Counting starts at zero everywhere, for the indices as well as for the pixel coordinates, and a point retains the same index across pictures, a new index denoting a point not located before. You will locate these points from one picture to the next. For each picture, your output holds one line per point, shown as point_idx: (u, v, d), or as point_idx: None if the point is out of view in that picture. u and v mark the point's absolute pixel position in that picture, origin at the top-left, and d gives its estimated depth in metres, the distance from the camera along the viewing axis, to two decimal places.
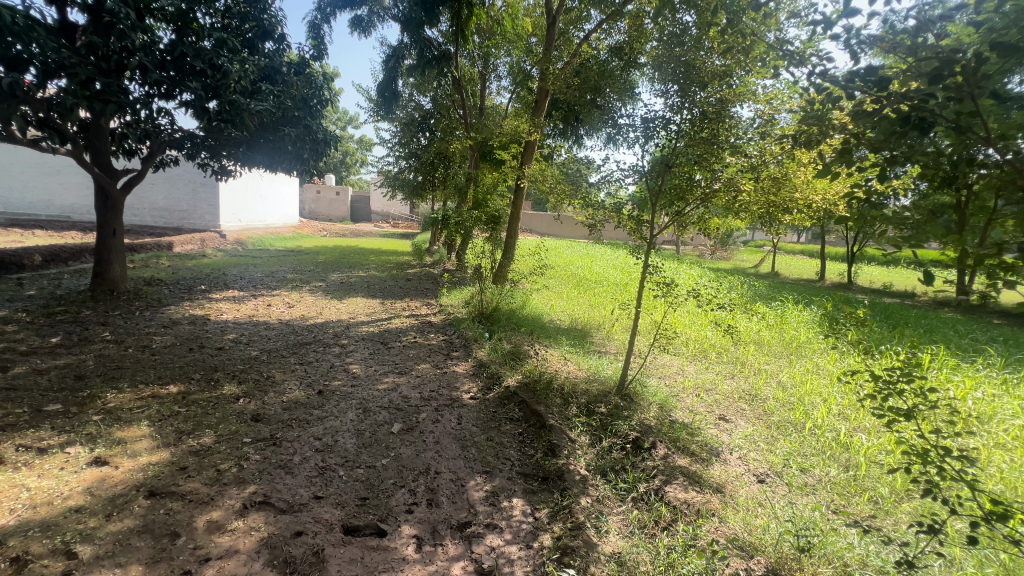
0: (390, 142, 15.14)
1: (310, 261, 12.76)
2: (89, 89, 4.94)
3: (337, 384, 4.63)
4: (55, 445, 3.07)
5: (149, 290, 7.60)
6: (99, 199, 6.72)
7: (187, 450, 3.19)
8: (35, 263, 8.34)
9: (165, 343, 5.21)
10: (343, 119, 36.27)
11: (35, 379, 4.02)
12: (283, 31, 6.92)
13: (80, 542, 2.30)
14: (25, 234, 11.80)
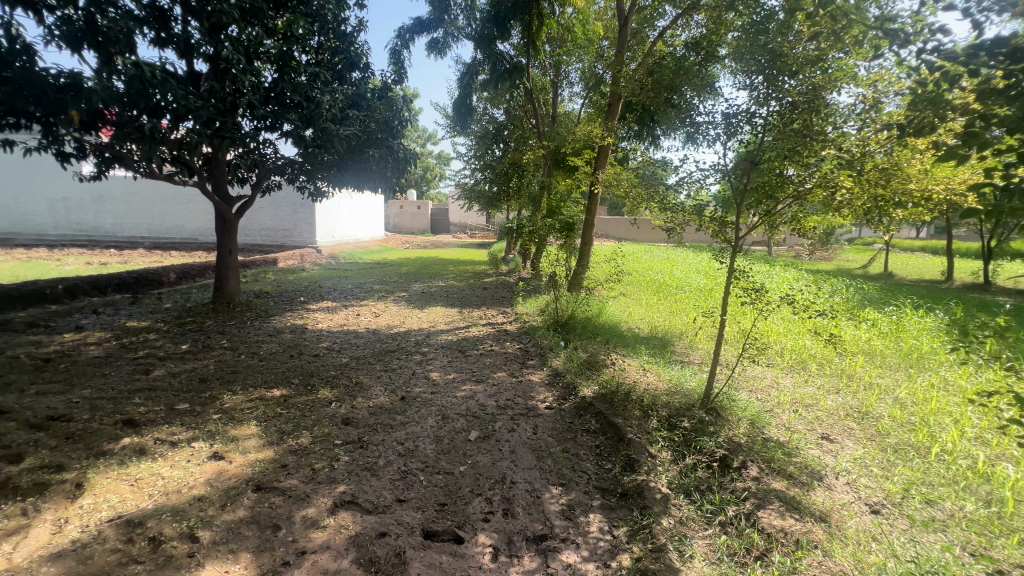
0: (466, 155, 15.67)
1: (395, 272, 13.54)
2: (210, 128, 5.67)
3: (419, 391, 4.84)
4: (183, 440, 3.52)
5: (258, 301, 8.51)
6: (218, 223, 7.66)
7: (288, 449, 3.50)
8: (170, 280, 9.68)
9: (271, 350, 5.78)
10: (423, 136, 38.28)
11: (169, 381, 4.64)
12: (367, 60, 7.47)
13: (201, 528, 2.60)
14: (164, 254, 13.77)
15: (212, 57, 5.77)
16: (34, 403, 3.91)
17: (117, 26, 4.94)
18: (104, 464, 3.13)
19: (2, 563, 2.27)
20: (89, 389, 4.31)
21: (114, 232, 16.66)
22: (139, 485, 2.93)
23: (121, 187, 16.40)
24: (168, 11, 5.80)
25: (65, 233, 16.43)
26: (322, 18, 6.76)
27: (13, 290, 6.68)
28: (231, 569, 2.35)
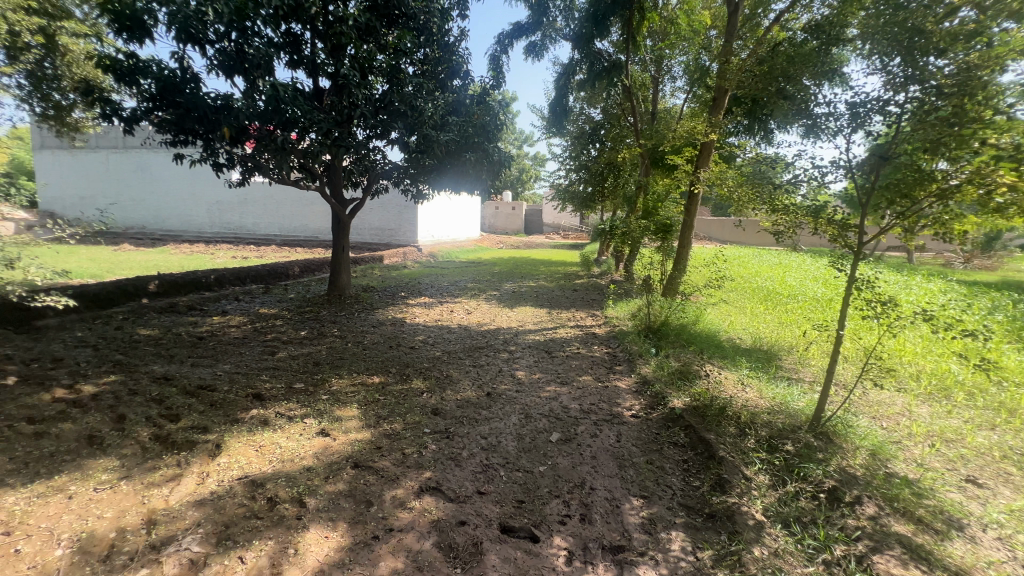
0: (562, 156, 15.67)
1: (487, 271, 13.99)
2: (330, 138, 6.34)
3: (504, 388, 4.96)
4: (298, 415, 3.98)
5: (365, 295, 9.31)
6: (334, 223, 8.52)
7: (383, 432, 3.80)
8: (295, 273, 10.98)
9: (374, 340, 6.31)
10: (520, 138, 39.01)
11: (289, 362, 5.28)
12: (468, 68, 7.80)
13: (308, 495, 2.93)
14: (291, 251, 15.65)
15: (333, 74, 6.43)
16: (189, 373, 4.69)
17: (260, 53, 5.73)
18: (236, 429, 3.65)
19: (161, 503, 2.75)
20: (229, 365, 5.05)
21: (254, 230, 19.27)
22: (262, 451, 3.38)
23: (260, 191, 18.93)
24: (299, 36, 6.59)
25: (218, 231, 19.39)
26: (428, 31, 7.19)
27: (179, 279, 8.05)
28: (330, 536, 2.62)
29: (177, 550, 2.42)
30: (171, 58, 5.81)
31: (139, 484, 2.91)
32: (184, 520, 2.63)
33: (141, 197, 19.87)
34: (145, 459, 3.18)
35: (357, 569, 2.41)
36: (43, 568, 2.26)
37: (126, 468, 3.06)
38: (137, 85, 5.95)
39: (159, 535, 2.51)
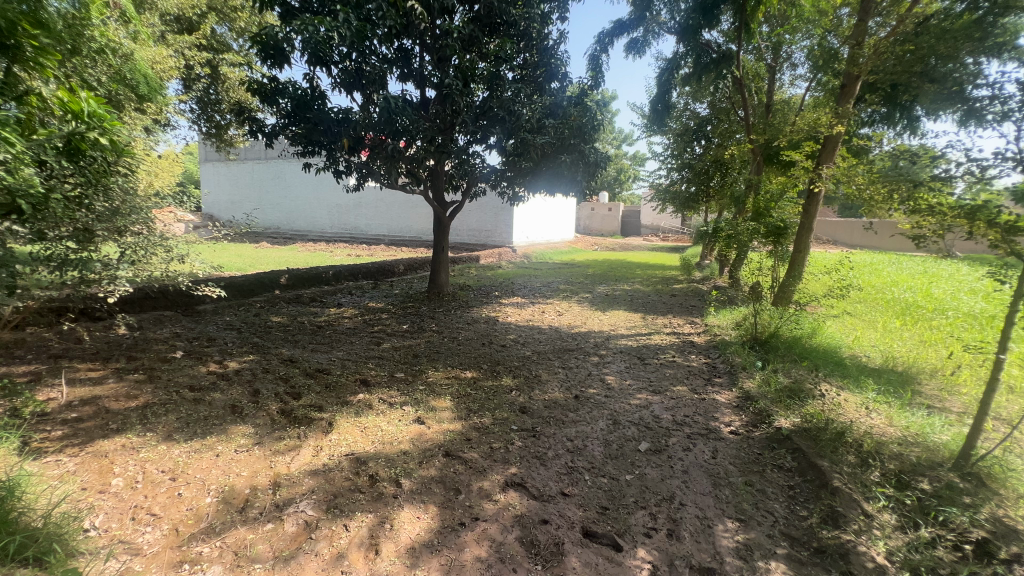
0: (663, 155, 15.00)
1: (581, 273, 13.87)
2: (434, 144, 6.76)
3: (592, 392, 4.91)
4: (398, 402, 4.31)
5: (462, 293, 9.76)
6: (435, 225, 9.06)
7: (473, 425, 3.97)
8: (400, 271, 11.85)
9: (468, 337, 6.60)
10: (619, 137, 38.07)
11: (392, 353, 5.73)
12: (566, 70, 7.80)
13: (404, 477, 3.17)
14: (398, 250, 16.92)
15: (438, 85, 6.86)
16: (309, 357, 5.31)
17: (376, 70, 6.28)
18: (346, 410, 4.06)
19: (284, 469, 3.16)
20: (342, 352, 5.62)
21: (367, 230, 21.08)
22: (367, 432, 3.72)
23: (373, 195, 20.69)
24: (410, 51, 7.11)
25: (337, 232, 21.58)
26: (528, 36, 7.34)
27: (305, 273, 9.12)
28: (422, 516, 2.81)
29: (295, 511, 2.76)
30: (304, 79, 6.61)
31: (268, 450, 3.36)
32: (301, 485, 2.99)
33: (277, 201, 22.81)
34: (273, 429, 3.66)
35: (445, 552, 2.56)
36: (196, 511, 2.72)
37: (259, 435, 3.56)
38: (277, 105, 6.86)
39: (282, 495, 2.89)
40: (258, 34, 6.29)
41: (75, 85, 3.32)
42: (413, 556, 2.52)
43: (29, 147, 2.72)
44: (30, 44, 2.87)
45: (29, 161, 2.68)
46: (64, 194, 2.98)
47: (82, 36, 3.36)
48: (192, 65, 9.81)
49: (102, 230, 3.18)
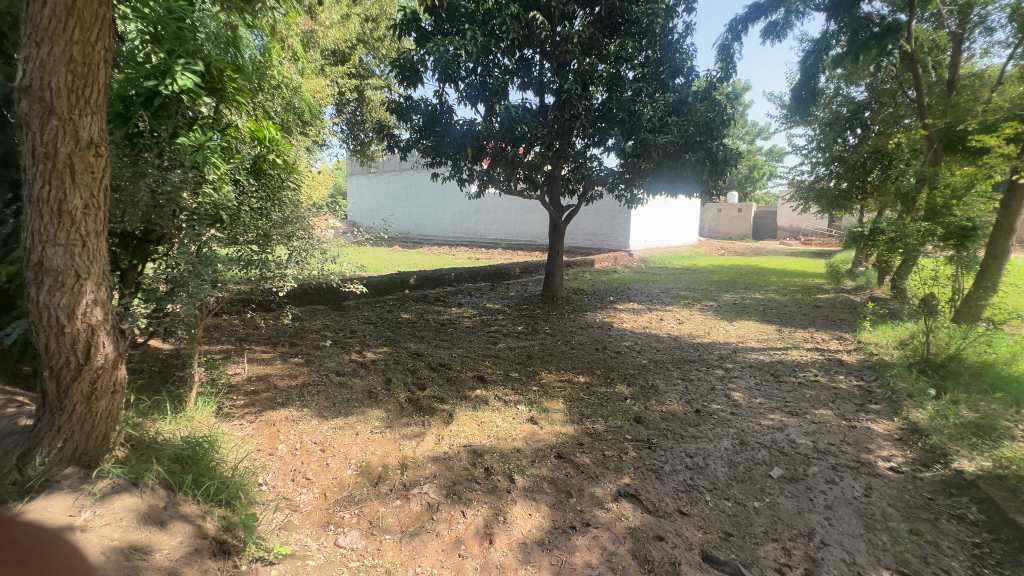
0: (806, 149, 13.31)
1: (704, 279, 12.95)
2: (551, 150, 6.89)
3: (716, 407, 4.54)
4: (513, 401, 4.45)
5: (576, 297, 9.74)
6: (551, 229, 9.19)
7: (585, 430, 3.94)
8: (516, 273, 12.23)
9: (582, 341, 6.56)
10: (752, 132, 34.76)
11: (508, 352, 5.94)
12: (693, 64, 7.32)
13: (517, 473, 3.26)
14: (514, 253, 17.47)
15: (557, 91, 6.98)
16: (433, 352, 5.74)
17: (499, 81, 6.58)
18: (465, 404, 4.31)
19: (410, 452, 3.46)
20: (462, 349, 5.98)
21: (486, 235, 22.14)
22: (483, 426, 3.91)
23: (492, 201, 21.65)
24: (530, 60, 7.32)
25: (459, 236, 22.99)
26: (651, 33, 7.06)
27: (431, 274, 9.89)
28: (533, 514, 2.87)
29: (420, 492, 3.01)
30: (434, 96, 7.19)
31: (397, 434, 3.71)
32: (425, 469, 3.25)
33: (409, 209, 25.08)
34: (402, 415, 4.04)
35: (555, 552, 2.58)
36: (340, 480, 3.12)
37: (390, 419, 3.95)
38: (410, 121, 7.56)
39: (408, 476, 3.17)
40: (397, 59, 7.01)
41: (259, 117, 4.05)
42: (525, 551, 2.58)
43: (230, 171, 3.54)
44: (231, 86, 3.63)
45: (227, 181, 3.49)
46: (251, 206, 3.67)
47: (264, 76, 4.10)
48: (344, 92, 11.30)
49: (278, 237, 3.68)
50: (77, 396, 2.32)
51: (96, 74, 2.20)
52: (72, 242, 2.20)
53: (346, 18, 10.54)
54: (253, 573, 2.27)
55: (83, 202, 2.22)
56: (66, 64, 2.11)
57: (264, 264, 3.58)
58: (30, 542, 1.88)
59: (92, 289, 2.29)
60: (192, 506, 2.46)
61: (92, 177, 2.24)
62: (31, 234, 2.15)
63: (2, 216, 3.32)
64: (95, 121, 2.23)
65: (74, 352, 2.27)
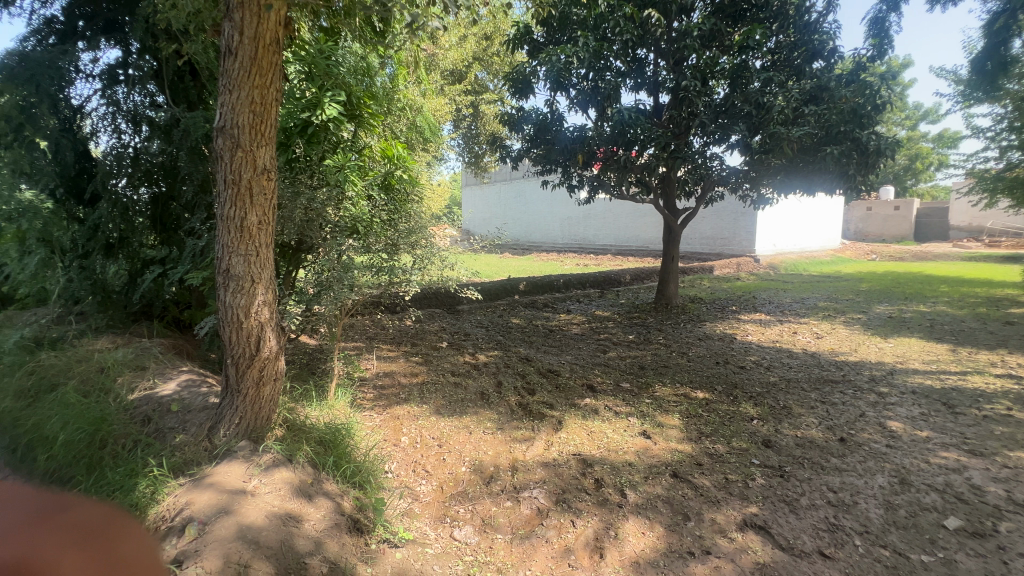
0: (993, 131, 10.92)
1: (849, 288, 11.29)
2: (667, 151, 6.60)
3: (867, 437, 3.91)
4: (624, 412, 4.30)
5: (693, 306, 9.14)
6: (666, 233, 8.77)
7: (704, 450, 3.66)
8: (626, 280, 11.87)
9: (700, 353, 6.13)
10: (914, 115, 29.57)
11: (619, 362, 5.77)
12: (836, 44, 6.43)
13: (629, 488, 3.14)
14: (624, 259, 16.97)
15: (673, 88, 6.65)
16: (543, 358, 5.80)
17: (611, 84, 6.47)
18: (574, 412, 4.27)
19: (520, 455, 3.53)
20: (571, 357, 5.94)
21: (594, 240, 21.88)
22: (593, 436, 3.83)
23: (602, 206, 21.33)
24: (644, 60, 7.09)
25: (568, 242, 23.04)
26: (783, 16, 6.45)
27: (540, 280, 10.04)
28: (646, 533, 2.74)
29: (530, 496, 3.05)
30: (545, 105, 7.32)
31: (508, 436, 3.81)
32: (535, 474, 3.28)
33: (519, 217, 25.81)
34: (512, 418, 4.14)
35: None
36: (455, 476, 3.29)
37: (501, 421, 4.07)
38: (522, 131, 7.78)
39: (519, 479, 3.23)
40: (510, 72, 7.28)
41: (390, 137, 4.46)
42: (637, 571, 2.48)
43: (365, 187, 3.98)
44: (367, 111, 4.07)
45: (363, 197, 3.94)
46: (382, 218, 4.07)
47: (391, 99, 4.37)
48: (461, 108, 12.13)
49: (404, 245, 3.94)
50: (250, 380, 2.77)
51: (270, 111, 2.61)
52: (250, 253, 2.64)
53: (463, 39, 11.25)
54: (381, 552, 2.50)
55: (258, 219, 2.65)
56: (249, 106, 2.54)
57: (393, 270, 3.89)
58: (215, 500, 2.29)
59: (262, 291, 2.71)
60: (333, 485, 2.80)
61: (265, 198, 2.66)
62: (222, 247, 2.63)
63: (200, 231, 4.09)
64: (269, 151, 2.64)
65: (249, 344, 2.71)
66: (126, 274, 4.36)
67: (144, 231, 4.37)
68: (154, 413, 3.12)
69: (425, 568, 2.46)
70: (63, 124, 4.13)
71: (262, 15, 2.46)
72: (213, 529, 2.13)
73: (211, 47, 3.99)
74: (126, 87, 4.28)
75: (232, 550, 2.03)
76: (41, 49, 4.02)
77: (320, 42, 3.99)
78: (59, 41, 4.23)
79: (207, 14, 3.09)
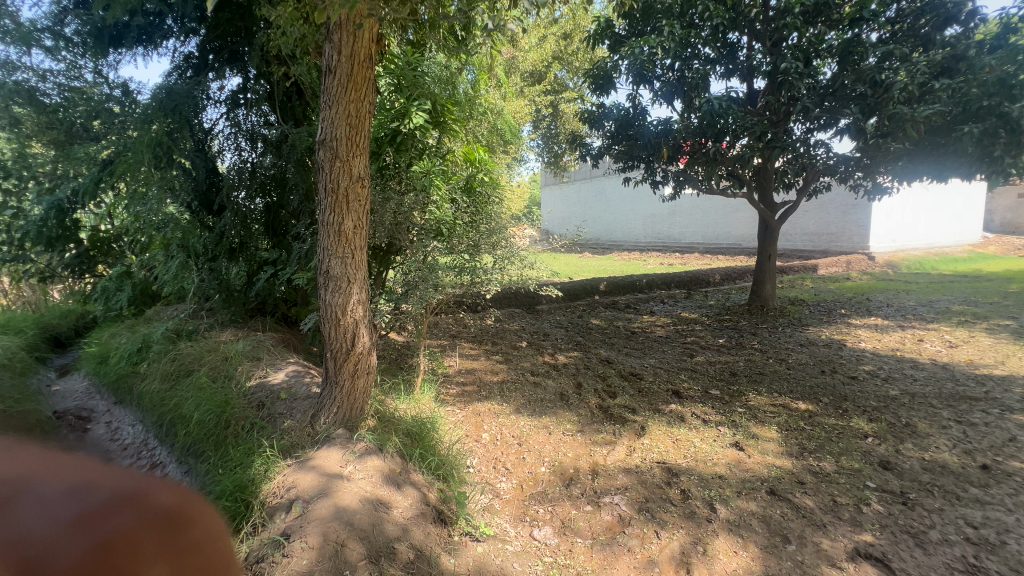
0: None
1: (993, 290, 9.64)
2: (763, 140, 6.08)
3: (1020, 466, 3.30)
4: (713, 421, 4.03)
5: (793, 308, 8.35)
6: (761, 229, 8.12)
7: (807, 467, 3.32)
8: (715, 280, 11.17)
9: (801, 361, 5.59)
10: None
11: (707, 367, 5.43)
12: (976, 5, 5.50)
13: (719, 502, 2.93)
14: (713, 259, 15.95)
15: (769, 72, 6.15)
16: (624, 361, 5.63)
17: (699, 73, 6.11)
18: (658, 418, 4.09)
19: (601, 459, 3.45)
20: (654, 360, 5.71)
21: (680, 239, 20.87)
22: (679, 444, 3.64)
23: (688, 202, 20.28)
24: (736, 44, 6.63)
25: (651, 241, 22.21)
26: None
27: (622, 280, 9.77)
28: (740, 553, 2.54)
29: (611, 502, 2.97)
30: (627, 100, 7.11)
31: (588, 439, 3.75)
32: (616, 479, 3.19)
33: (599, 216, 25.38)
34: (593, 421, 4.06)
35: None
36: (535, 475, 3.30)
37: (581, 424, 4.02)
38: (603, 128, 7.61)
39: (600, 483, 3.16)
40: (591, 69, 7.16)
41: (472, 141, 4.58)
42: None
43: (448, 190, 4.12)
44: (451, 117, 4.22)
45: (447, 200, 4.09)
46: (464, 220, 4.19)
47: (473, 105, 4.60)
48: (541, 109, 12.32)
49: (485, 246, 4.03)
50: (346, 372, 2.99)
51: (364, 122, 2.80)
52: (346, 255, 2.85)
53: (542, 40, 11.37)
54: (464, 545, 2.58)
55: (353, 224, 2.86)
56: (345, 119, 2.74)
57: (474, 271, 3.98)
58: (316, 482, 2.50)
59: (357, 290, 2.91)
60: (419, 476, 2.93)
61: (359, 204, 2.86)
62: (323, 250, 2.87)
63: (304, 235, 4.51)
64: (362, 160, 2.83)
65: (346, 339, 2.93)
66: (245, 274, 4.92)
67: (259, 236, 4.91)
68: (267, 399, 3.47)
69: (506, 565, 2.49)
70: (197, 145, 4.78)
71: (356, 33, 2.64)
72: (314, 508, 2.33)
73: (314, 68, 4.39)
74: (245, 110, 4.84)
75: (330, 529, 2.21)
76: (181, 82, 4.68)
77: (408, 55, 4.21)
78: (195, 73, 4.89)
79: (311, 38, 3.38)
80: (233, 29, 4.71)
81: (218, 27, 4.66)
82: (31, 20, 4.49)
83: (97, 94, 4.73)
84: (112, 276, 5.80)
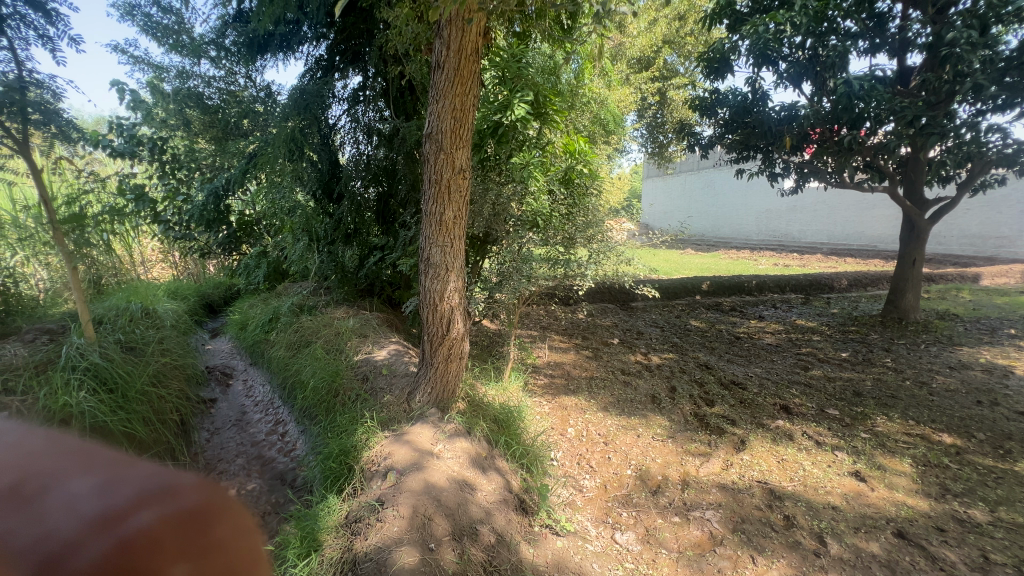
0: None
1: None
2: (914, 126, 5.14)
3: None
4: (829, 445, 3.58)
5: (942, 324, 7.09)
6: (906, 229, 7.00)
7: (949, 513, 2.81)
8: (842, 286, 9.87)
9: (949, 386, 4.74)
10: None
11: (825, 383, 4.83)
12: None
13: (830, 537, 2.61)
14: (840, 261, 14.13)
15: (930, 45, 5.22)
16: (725, 367, 5.22)
17: (836, 51, 5.36)
18: (761, 433, 3.74)
19: (693, 470, 3.25)
20: (760, 369, 5.23)
21: (799, 237, 18.83)
22: (785, 465, 3.28)
23: (812, 196, 18.14)
24: (887, 13, 5.74)
25: (764, 239, 20.33)
26: None
27: (727, 281, 9.07)
28: None
29: (701, 517, 2.79)
30: (746, 83, 6.49)
31: (680, 447, 3.54)
32: (708, 494, 2.98)
33: (705, 210, 23.77)
34: (686, 429, 3.83)
35: None
36: (619, 477, 3.21)
37: (673, 430, 3.80)
38: (715, 115, 7.03)
39: (690, 496, 2.98)
40: (705, 52, 6.64)
41: (572, 132, 4.50)
42: None
43: (546, 181, 4.08)
44: (553, 108, 4.17)
45: (544, 192, 4.10)
46: (560, 212, 4.13)
47: (575, 95, 4.54)
48: (646, 96, 11.80)
49: (581, 239, 3.95)
50: (440, 355, 3.13)
51: (468, 116, 2.88)
52: (446, 244, 2.97)
53: (652, 23, 10.90)
54: (543, 536, 2.58)
55: (453, 214, 2.97)
56: (452, 113, 2.85)
57: (568, 263, 3.92)
58: (409, 456, 2.66)
59: (454, 278, 3.03)
60: (504, 462, 3.01)
61: (460, 195, 2.95)
62: (425, 239, 3.02)
63: (409, 223, 4.81)
64: (465, 152, 2.92)
65: (441, 324, 3.07)
66: (357, 257, 5.36)
67: (370, 223, 5.34)
68: (369, 373, 3.76)
69: (585, 563, 2.45)
70: (323, 139, 5.27)
71: (465, 28, 2.70)
72: (407, 480, 2.48)
73: (425, 65, 4.58)
74: (364, 106, 5.27)
75: (420, 502, 2.34)
76: (312, 82, 5.18)
77: (513, 47, 4.21)
78: (324, 74, 5.38)
79: (424, 36, 3.51)
80: (357, 32, 5.06)
81: (344, 31, 5.05)
82: (201, 35, 5.35)
83: (247, 96, 5.77)
84: (252, 254, 6.75)
